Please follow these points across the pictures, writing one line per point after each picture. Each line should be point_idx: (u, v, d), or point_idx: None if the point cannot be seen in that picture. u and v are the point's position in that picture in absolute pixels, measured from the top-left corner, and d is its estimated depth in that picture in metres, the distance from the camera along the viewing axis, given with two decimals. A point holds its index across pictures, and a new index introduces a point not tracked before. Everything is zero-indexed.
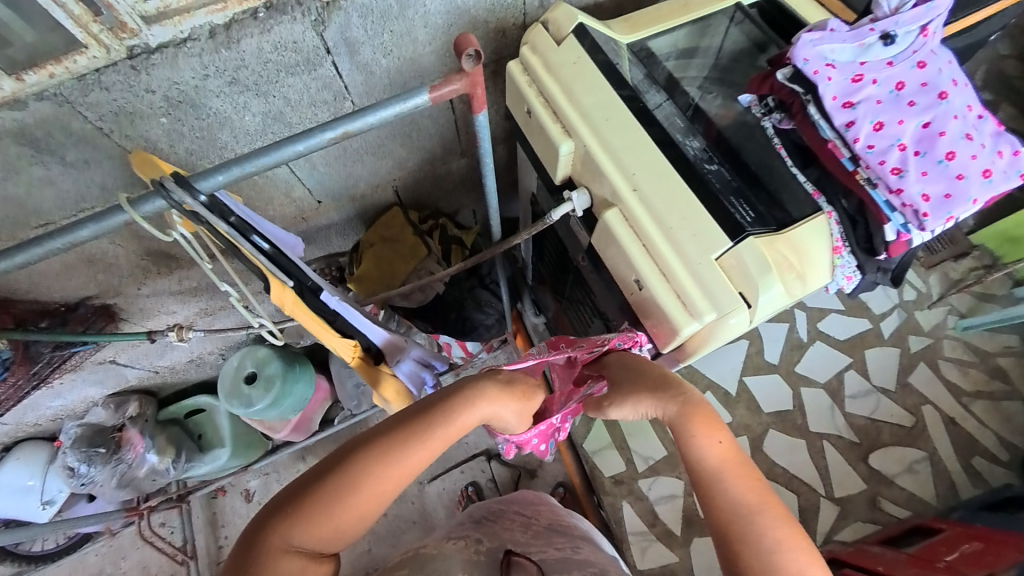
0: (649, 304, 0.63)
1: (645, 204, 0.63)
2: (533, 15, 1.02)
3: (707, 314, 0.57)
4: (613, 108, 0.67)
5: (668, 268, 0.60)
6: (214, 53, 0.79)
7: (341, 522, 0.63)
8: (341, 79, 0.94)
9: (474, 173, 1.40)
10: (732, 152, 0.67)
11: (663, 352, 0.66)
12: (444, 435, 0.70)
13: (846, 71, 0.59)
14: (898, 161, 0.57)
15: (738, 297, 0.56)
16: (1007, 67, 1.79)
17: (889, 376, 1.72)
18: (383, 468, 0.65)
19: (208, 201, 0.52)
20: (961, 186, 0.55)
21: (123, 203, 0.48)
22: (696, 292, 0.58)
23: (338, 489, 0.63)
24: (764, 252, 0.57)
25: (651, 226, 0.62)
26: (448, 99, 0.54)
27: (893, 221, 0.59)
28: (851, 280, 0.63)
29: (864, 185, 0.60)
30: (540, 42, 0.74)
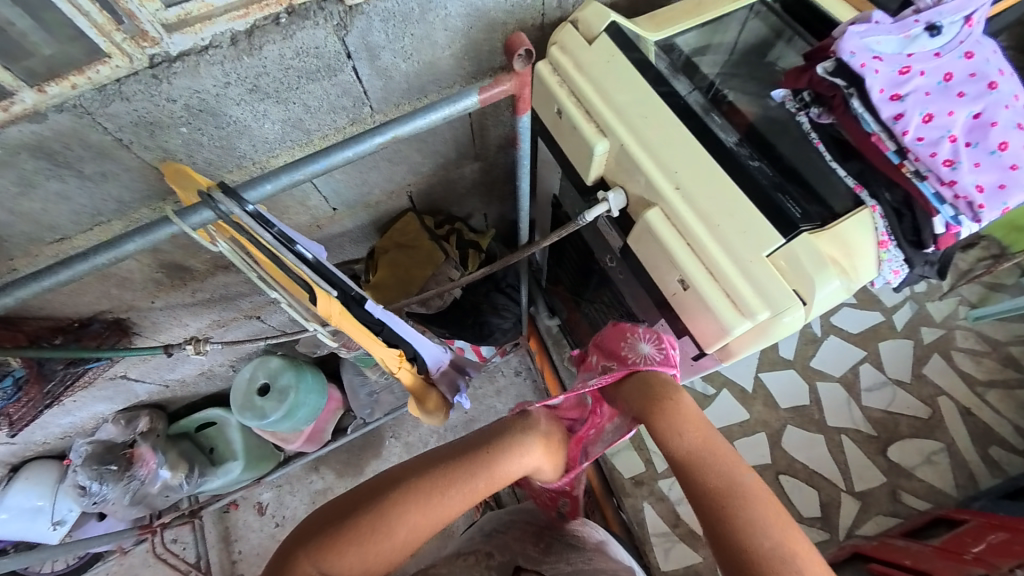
0: (697, 302, 0.62)
1: (689, 202, 0.62)
2: (551, 16, 1.02)
3: (761, 313, 0.57)
4: (651, 105, 0.67)
5: (717, 266, 0.60)
6: (236, 60, 0.78)
7: (372, 558, 0.61)
8: (361, 85, 0.93)
9: (488, 176, 1.39)
10: (768, 147, 0.67)
11: (708, 351, 0.65)
12: (485, 480, 0.69)
13: (893, 63, 0.59)
14: (949, 153, 0.56)
15: (794, 295, 0.56)
16: None
17: (904, 368, 1.73)
18: (425, 505, 0.64)
19: (256, 211, 0.53)
20: (1015, 176, 0.55)
21: (171, 215, 0.49)
22: (749, 290, 0.58)
23: (376, 521, 0.62)
24: (817, 248, 0.57)
25: (697, 225, 0.61)
26: (497, 100, 0.56)
27: (943, 213, 0.59)
28: (899, 274, 0.62)
29: (912, 178, 0.60)
30: (570, 43, 0.74)
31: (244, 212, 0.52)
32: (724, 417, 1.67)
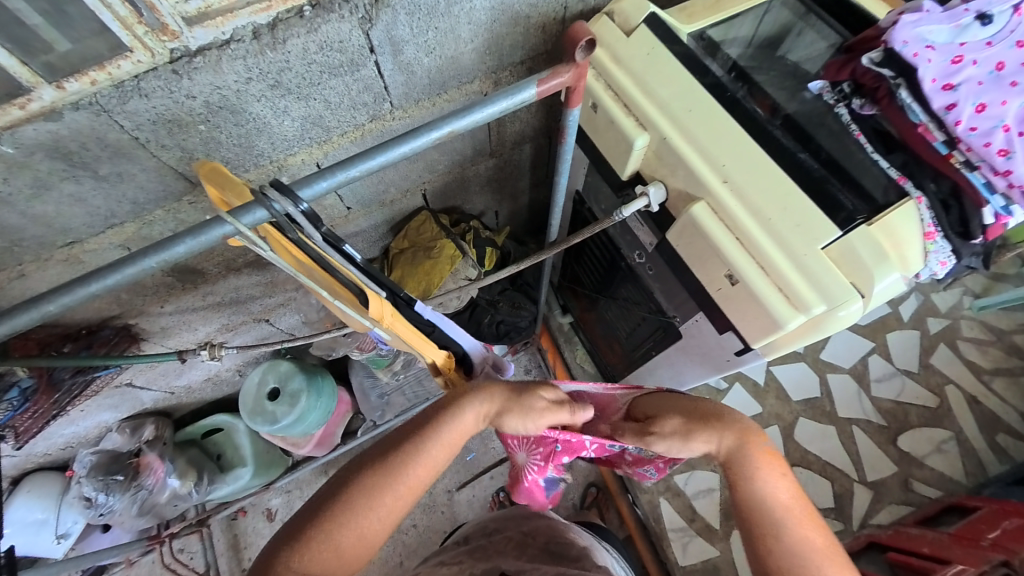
0: (746, 297, 0.61)
1: (738, 195, 0.61)
2: (572, 10, 1.01)
3: (816, 306, 0.56)
4: (693, 97, 0.66)
5: (769, 261, 0.59)
6: (259, 55, 0.75)
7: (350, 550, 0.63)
8: (382, 80, 0.91)
9: (503, 173, 1.38)
10: (807, 138, 0.65)
11: (753, 347, 0.65)
12: (439, 452, 0.68)
13: (945, 53, 0.58)
14: (1003, 143, 0.55)
15: (852, 288, 0.55)
16: None
17: (912, 359, 1.75)
18: (380, 492, 0.64)
19: (308, 210, 0.52)
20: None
21: (228, 216, 0.47)
22: (802, 283, 0.57)
23: (337, 516, 0.62)
24: (875, 240, 0.56)
25: (747, 218, 0.60)
26: (554, 91, 0.57)
27: (992, 204, 0.59)
28: (945, 266, 0.61)
29: (961, 168, 0.60)
30: (606, 34, 0.72)
31: (297, 212, 0.50)
32: (737, 412, 1.68)
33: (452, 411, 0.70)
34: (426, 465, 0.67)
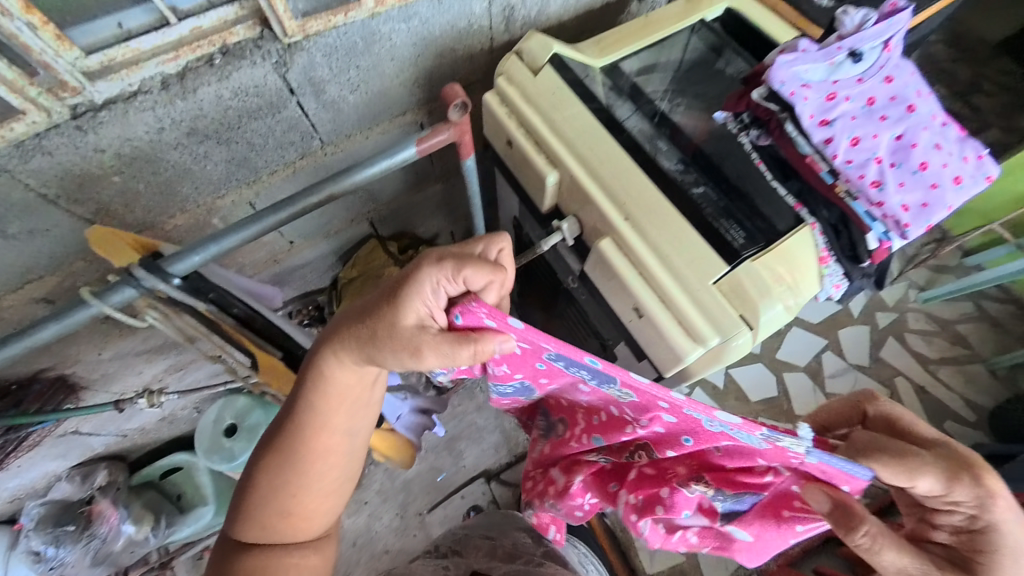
0: (652, 329, 0.63)
1: (639, 232, 0.63)
2: (499, 40, 1.02)
3: (712, 340, 0.58)
4: (596, 135, 0.68)
5: (668, 295, 0.60)
6: (169, 105, 0.74)
7: (296, 512, 0.70)
8: (308, 119, 0.91)
9: (452, 196, 1.38)
10: (713, 167, 0.67)
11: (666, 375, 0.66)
12: (331, 411, 0.67)
13: (820, 90, 0.63)
14: (876, 174, 0.60)
15: (740, 320, 0.58)
16: (936, 50, 2.12)
17: (863, 353, 1.82)
18: (291, 465, 0.68)
19: (183, 282, 0.58)
20: (936, 195, 0.59)
21: (89, 300, 0.52)
22: (697, 316, 0.59)
23: (270, 490, 0.69)
24: (762, 274, 0.59)
25: (647, 254, 0.62)
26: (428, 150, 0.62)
27: (875, 230, 0.61)
28: (840, 287, 0.65)
29: (845, 198, 0.62)
30: (515, 73, 0.74)
31: (172, 287, 0.56)
32: None
33: (316, 371, 0.64)
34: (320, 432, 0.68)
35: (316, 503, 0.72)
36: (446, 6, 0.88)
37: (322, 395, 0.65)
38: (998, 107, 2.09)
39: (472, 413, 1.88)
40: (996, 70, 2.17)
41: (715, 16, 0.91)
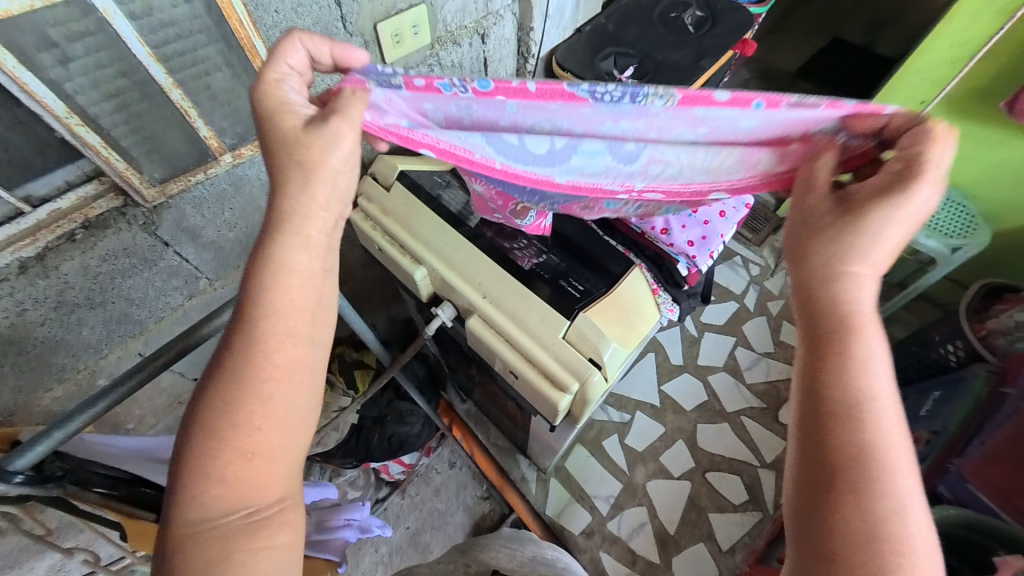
0: (527, 386, 0.76)
1: (497, 306, 0.77)
2: (370, 156, 1.11)
3: (572, 386, 0.72)
4: (449, 234, 0.82)
5: (530, 354, 0.74)
6: (30, 286, 0.76)
7: (244, 491, 0.47)
8: (189, 263, 0.95)
9: (361, 292, 1.41)
10: (557, 239, 0.84)
11: (557, 423, 0.79)
12: (267, 357, 0.49)
13: None
14: (663, 224, 0.80)
15: (589, 363, 0.72)
16: (751, 84, 2.64)
17: (767, 340, 1.97)
18: (229, 448, 0.47)
19: (28, 479, 0.50)
20: (710, 229, 0.79)
21: None
22: (559, 370, 0.73)
23: (193, 488, 0.46)
24: (597, 321, 0.73)
25: (508, 323, 0.76)
26: None
27: (680, 261, 0.80)
28: (674, 310, 0.81)
29: (654, 241, 0.82)
30: (373, 193, 0.88)
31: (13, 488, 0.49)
32: (644, 438, 1.78)
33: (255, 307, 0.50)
34: (273, 355, 0.50)
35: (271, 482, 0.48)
36: None
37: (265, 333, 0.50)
38: None
39: (431, 498, 1.72)
40: (803, 85, 2.60)
41: None
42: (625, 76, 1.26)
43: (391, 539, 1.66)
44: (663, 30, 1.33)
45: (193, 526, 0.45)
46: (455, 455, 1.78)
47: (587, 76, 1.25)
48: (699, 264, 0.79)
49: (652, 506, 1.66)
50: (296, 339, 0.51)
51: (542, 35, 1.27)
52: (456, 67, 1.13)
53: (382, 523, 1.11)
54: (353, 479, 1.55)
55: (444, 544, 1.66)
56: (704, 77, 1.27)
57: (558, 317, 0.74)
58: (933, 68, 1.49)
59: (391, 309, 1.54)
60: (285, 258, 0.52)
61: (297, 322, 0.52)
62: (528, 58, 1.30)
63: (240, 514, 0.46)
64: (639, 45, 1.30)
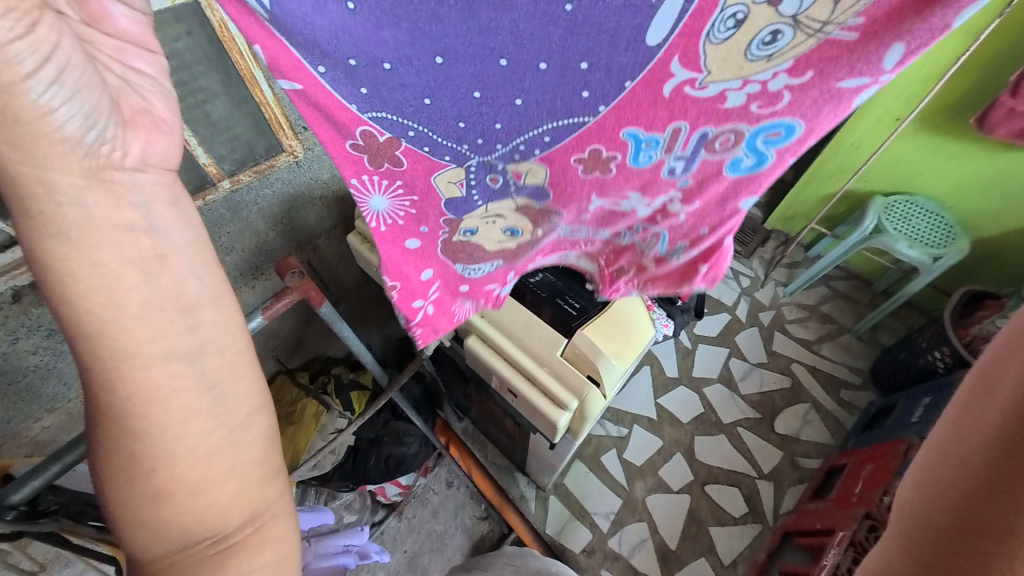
0: (527, 404, 0.78)
1: (495, 325, 0.78)
2: None
3: (571, 403, 0.73)
4: None
5: (530, 373, 0.76)
6: (24, 314, 0.75)
7: (194, 513, 0.42)
8: None
9: (357, 311, 1.41)
10: None
11: (556, 439, 0.80)
12: (137, 387, 0.39)
13: None
14: None
15: (588, 381, 0.73)
16: None
17: (760, 350, 1.99)
18: (152, 479, 0.41)
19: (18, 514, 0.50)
20: None
21: None
22: (558, 389, 0.74)
23: (137, 518, 0.41)
24: (594, 338, 0.74)
25: (506, 342, 0.78)
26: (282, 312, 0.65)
27: None
28: (668, 325, 0.84)
29: None
30: None
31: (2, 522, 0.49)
32: (643, 452, 1.77)
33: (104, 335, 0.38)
34: (154, 407, 0.40)
35: (229, 490, 0.44)
36: (305, 167, 0.97)
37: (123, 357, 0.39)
38: None
39: (429, 520, 1.69)
40: None
41: None
42: None
43: (388, 563, 1.62)
44: None
45: (157, 549, 0.42)
46: (452, 475, 1.75)
47: None
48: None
49: (652, 520, 1.65)
50: (166, 365, 0.40)
51: None
52: None
53: (379, 548, 1.09)
54: (348, 502, 1.48)
55: (443, 566, 1.63)
56: None
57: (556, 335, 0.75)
58: (904, 86, 1.56)
59: (386, 329, 1.54)
60: (91, 245, 0.36)
61: (169, 345, 0.40)
62: None
63: (203, 526, 0.43)
64: None
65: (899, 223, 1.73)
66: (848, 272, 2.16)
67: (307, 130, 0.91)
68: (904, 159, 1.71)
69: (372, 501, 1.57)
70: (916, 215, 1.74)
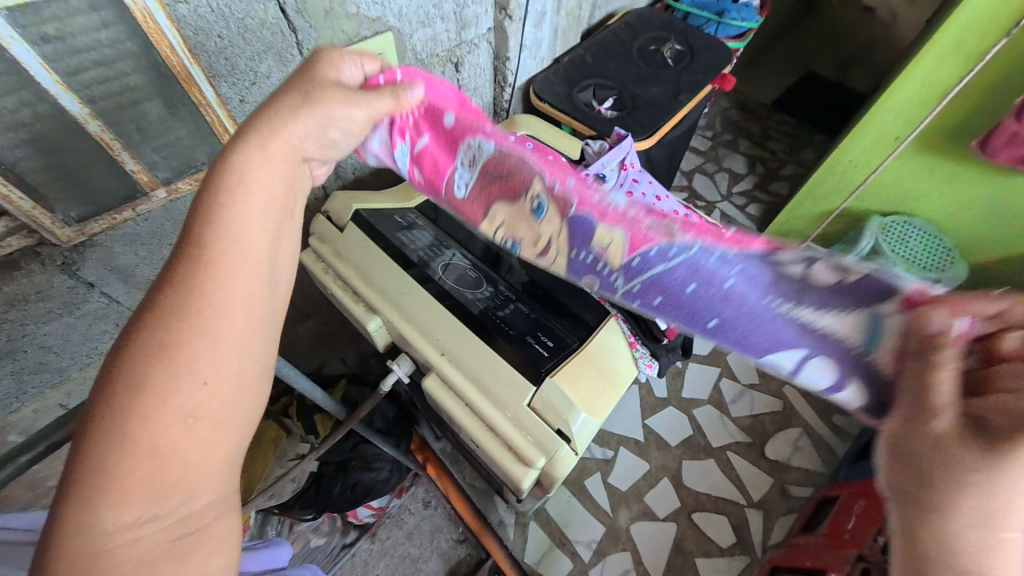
0: (487, 458, 0.70)
1: (455, 365, 0.71)
2: (331, 186, 1.05)
3: (538, 460, 0.66)
4: (404, 281, 0.79)
5: (492, 424, 0.68)
6: None
7: (161, 380, 0.40)
8: (121, 304, 0.85)
9: (329, 328, 1.32)
10: (532, 288, 0.84)
11: (523, 498, 0.72)
12: (247, 261, 0.46)
13: None
14: None
15: (557, 435, 0.66)
16: (731, 114, 2.67)
17: (751, 371, 1.92)
18: (170, 345, 0.41)
19: None
20: None
21: None
22: (524, 444, 0.67)
23: (136, 368, 0.40)
24: (567, 388, 0.68)
25: (466, 383, 0.70)
26: None
27: None
28: (653, 366, 0.80)
29: None
30: (325, 233, 0.84)
31: None
32: (629, 476, 1.70)
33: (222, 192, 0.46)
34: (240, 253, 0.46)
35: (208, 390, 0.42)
36: None
37: (230, 241, 0.45)
38: (787, 145, 2.53)
39: (403, 543, 1.58)
40: (780, 116, 2.64)
41: None
42: (604, 108, 1.23)
43: None
44: (642, 64, 1.32)
45: (131, 394, 0.40)
46: (429, 494, 1.66)
47: (564, 108, 1.22)
48: None
49: (636, 551, 1.57)
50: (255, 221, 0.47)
51: (518, 65, 1.24)
52: None
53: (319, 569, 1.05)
54: (316, 525, 1.38)
55: None
56: (680, 117, 1.26)
57: (525, 382, 0.69)
58: (903, 107, 1.49)
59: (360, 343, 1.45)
60: None
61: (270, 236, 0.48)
62: (505, 87, 1.27)
63: (153, 416, 0.40)
64: (618, 77, 1.28)
65: (895, 244, 1.68)
66: None
67: None
68: (901, 182, 1.66)
69: (342, 523, 1.46)
70: (910, 237, 1.70)
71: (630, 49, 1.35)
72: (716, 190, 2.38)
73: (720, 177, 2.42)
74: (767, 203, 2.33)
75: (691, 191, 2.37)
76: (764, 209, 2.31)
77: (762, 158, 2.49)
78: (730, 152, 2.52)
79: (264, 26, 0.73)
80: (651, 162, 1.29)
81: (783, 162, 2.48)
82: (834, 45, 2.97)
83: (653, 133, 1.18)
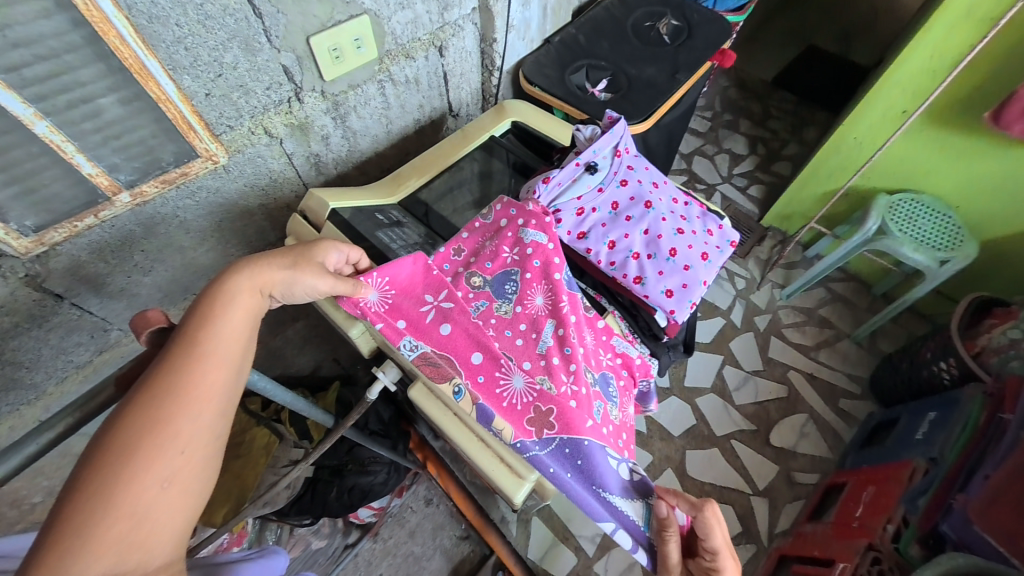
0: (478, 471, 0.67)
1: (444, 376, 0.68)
2: (312, 183, 1.00)
3: (532, 473, 0.65)
4: None
5: (484, 436, 0.66)
6: None
7: (146, 457, 0.39)
8: (94, 315, 0.81)
9: (320, 328, 1.28)
10: None
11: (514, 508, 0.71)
12: (231, 347, 0.47)
13: (571, 210, 0.80)
14: (637, 269, 0.76)
15: None
16: (730, 93, 2.59)
17: (755, 358, 1.89)
18: (161, 420, 0.41)
19: None
20: (690, 275, 0.76)
21: None
22: (516, 458, 0.65)
23: (123, 444, 0.39)
24: None
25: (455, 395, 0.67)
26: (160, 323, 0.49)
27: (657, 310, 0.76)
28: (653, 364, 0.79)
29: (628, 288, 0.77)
30: (303, 233, 0.80)
31: None
32: None
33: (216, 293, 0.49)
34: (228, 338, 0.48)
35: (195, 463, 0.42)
36: (235, 173, 0.84)
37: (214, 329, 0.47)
38: (789, 123, 2.46)
39: (406, 542, 1.57)
40: (781, 93, 2.56)
41: (503, 131, 1.00)
42: (597, 90, 1.17)
43: None
44: (637, 42, 1.25)
45: (119, 469, 0.38)
46: (431, 492, 1.64)
47: (556, 91, 1.16)
48: (677, 318, 0.74)
49: None
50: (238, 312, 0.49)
51: (505, 47, 1.18)
52: (411, 83, 1.05)
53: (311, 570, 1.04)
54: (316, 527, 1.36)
55: None
56: (678, 97, 1.19)
57: None
58: (909, 80, 1.43)
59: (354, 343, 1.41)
60: None
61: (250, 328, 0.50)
62: (493, 71, 1.21)
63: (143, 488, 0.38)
64: (612, 57, 1.22)
65: (904, 224, 1.61)
66: (846, 274, 2.06)
67: (232, 132, 0.79)
68: (909, 159, 1.60)
69: (343, 524, 1.45)
70: (921, 215, 1.62)
71: (623, 27, 1.28)
72: (716, 172, 2.32)
73: (721, 159, 2.36)
74: (769, 185, 2.26)
75: (690, 175, 2.31)
76: (766, 190, 2.25)
77: (763, 138, 2.42)
78: (730, 132, 2.45)
79: (227, 12, 0.67)
80: (647, 146, 1.24)
81: (786, 141, 2.41)
82: (837, 17, 2.86)
83: (649, 115, 1.12)
